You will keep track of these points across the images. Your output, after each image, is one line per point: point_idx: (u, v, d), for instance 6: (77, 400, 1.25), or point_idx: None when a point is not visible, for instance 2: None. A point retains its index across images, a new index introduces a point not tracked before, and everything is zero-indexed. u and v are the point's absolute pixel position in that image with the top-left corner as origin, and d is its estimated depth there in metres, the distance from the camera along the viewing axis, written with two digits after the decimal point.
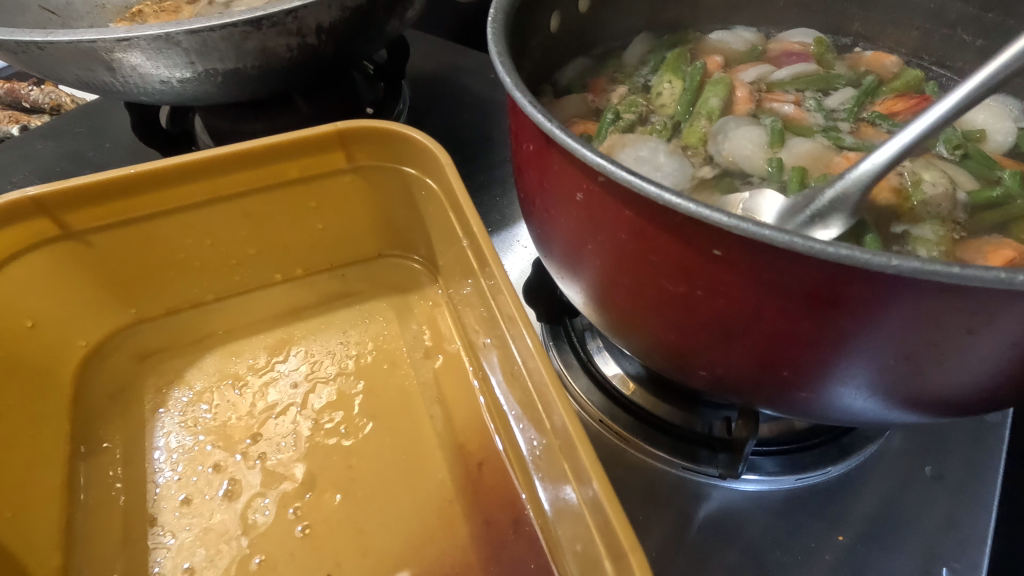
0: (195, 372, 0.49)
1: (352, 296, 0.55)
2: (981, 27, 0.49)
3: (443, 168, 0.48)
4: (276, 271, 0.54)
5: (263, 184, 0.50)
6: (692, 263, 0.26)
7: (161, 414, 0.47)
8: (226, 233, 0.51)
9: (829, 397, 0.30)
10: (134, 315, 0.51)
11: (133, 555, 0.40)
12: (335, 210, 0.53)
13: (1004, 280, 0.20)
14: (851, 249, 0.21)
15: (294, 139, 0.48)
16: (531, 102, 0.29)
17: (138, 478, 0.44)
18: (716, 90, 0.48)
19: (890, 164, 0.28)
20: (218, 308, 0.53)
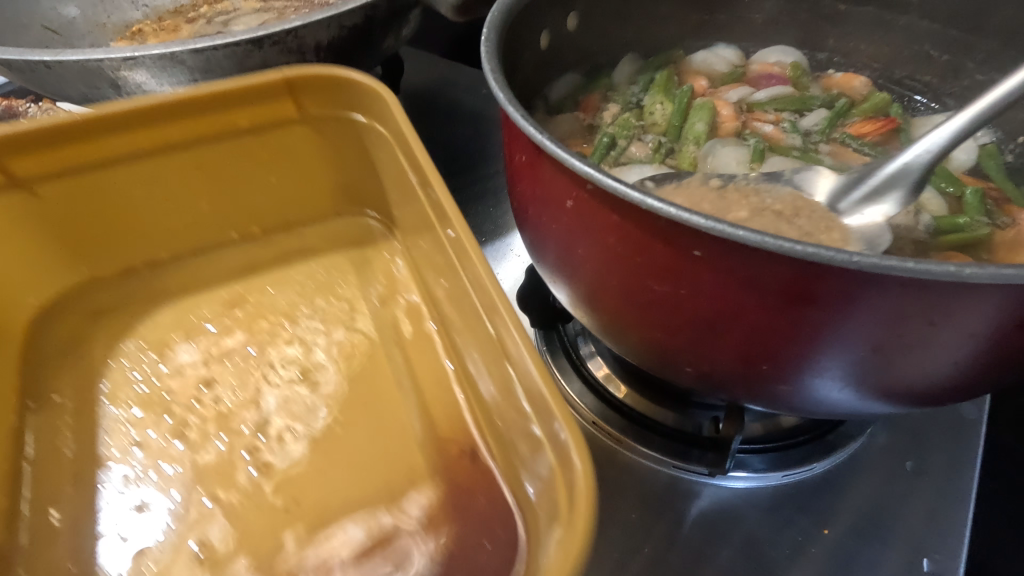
0: (150, 328, 0.52)
1: (309, 250, 0.58)
2: (947, 43, 0.52)
3: (388, 109, 0.50)
4: (231, 228, 0.57)
5: (213, 135, 0.52)
6: (674, 262, 0.28)
7: (116, 367, 0.49)
8: (178, 188, 0.53)
9: (807, 389, 0.31)
10: (87, 274, 0.53)
11: (81, 498, 0.43)
12: (287, 164, 0.56)
13: (954, 273, 0.22)
14: (818, 247, 0.23)
15: (240, 88, 0.49)
16: (523, 116, 0.31)
17: (88, 429, 0.46)
18: (700, 115, 0.51)
19: (950, 143, 0.33)
20: (174, 266, 0.56)
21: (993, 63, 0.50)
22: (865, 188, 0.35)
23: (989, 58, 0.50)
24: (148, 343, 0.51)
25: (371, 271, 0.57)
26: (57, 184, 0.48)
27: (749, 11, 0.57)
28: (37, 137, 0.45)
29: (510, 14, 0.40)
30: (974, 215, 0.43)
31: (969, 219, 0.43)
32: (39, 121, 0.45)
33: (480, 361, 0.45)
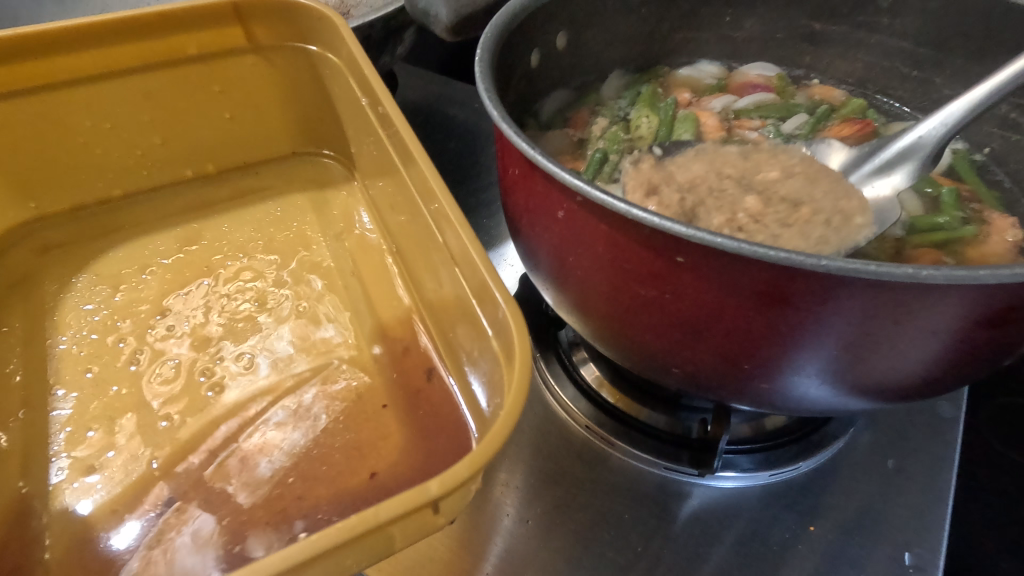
0: (104, 263, 0.57)
1: (267, 190, 0.63)
2: (917, 60, 0.54)
3: (336, 33, 0.56)
4: (186, 166, 0.62)
5: (164, 60, 0.56)
6: (660, 268, 0.30)
7: (71, 299, 0.54)
8: (131, 116, 0.57)
9: (788, 387, 0.33)
10: (35, 211, 0.57)
11: (32, 419, 0.47)
12: (239, 100, 0.61)
13: (913, 274, 0.24)
14: (790, 252, 0.25)
15: (187, 10, 0.55)
16: (517, 133, 0.33)
17: (39, 358, 0.50)
18: (686, 126, 0.53)
19: (952, 125, 0.39)
20: (128, 204, 0.60)
21: (960, 77, 0.53)
22: (872, 161, 0.43)
23: (956, 74, 0.53)
24: (101, 277, 0.56)
25: (330, 212, 0.62)
26: (13, 104, 0.53)
27: (731, 29, 0.59)
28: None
29: (501, 36, 0.42)
30: (948, 211, 0.46)
31: (949, 218, 0.45)
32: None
33: (446, 306, 0.48)
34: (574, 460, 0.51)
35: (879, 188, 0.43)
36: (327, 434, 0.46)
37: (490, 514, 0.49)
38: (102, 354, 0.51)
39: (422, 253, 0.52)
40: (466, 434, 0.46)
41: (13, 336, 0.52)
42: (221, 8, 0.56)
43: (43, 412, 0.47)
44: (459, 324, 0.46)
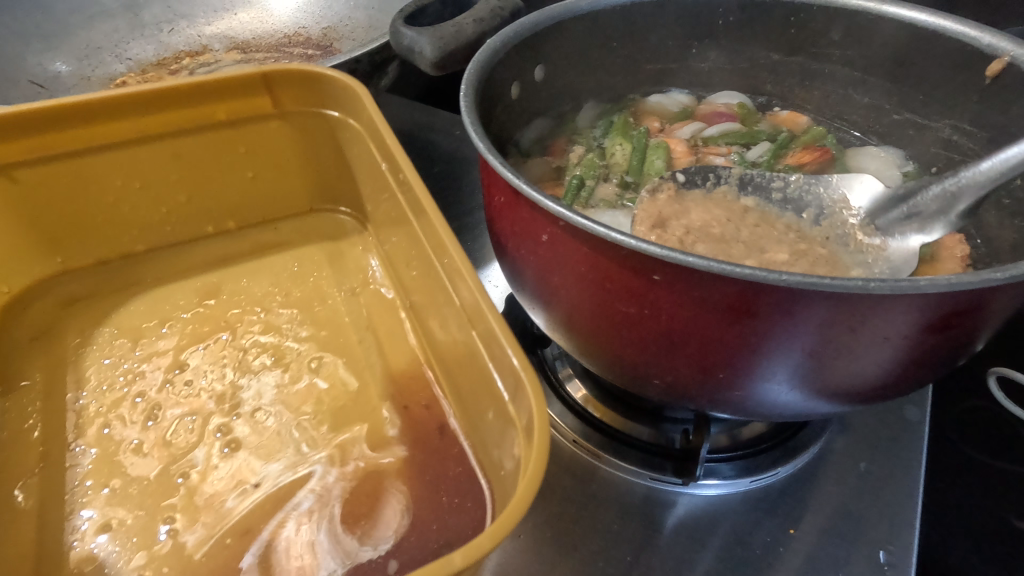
0: (124, 315, 0.59)
1: (284, 244, 0.66)
2: (866, 88, 0.58)
3: (356, 99, 0.59)
4: (208, 222, 0.64)
5: (194, 125, 0.60)
6: (638, 286, 0.33)
7: (92, 352, 0.56)
8: (159, 175, 0.60)
9: (759, 393, 0.36)
10: (61, 264, 0.60)
11: (51, 472, 0.48)
12: (261, 159, 0.64)
13: (861, 286, 0.27)
14: (753, 268, 0.28)
15: (220, 80, 0.58)
16: (501, 163, 0.36)
17: (58, 409, 0.52)
18: (658, 153, 0.57)
19: (992, 176, 0.36)
20: (149, 258, 0.63)
21: (907, 104, 0.56)
22: (900, 209, 0.42)
23: (904, 101, 0.56)
24: (121, 330, 0.57)
25: (346, 263, 0.65)
26: (48, 167, 0.56)
27: (698, 60, 0.62)
28: (32, 120, 0.53)
29: (484, 72, 0.45)
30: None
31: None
32: (43, 102, 0.53)
33: (451, 343, 0.51)
34: (564, 475, 0.53)
35: (911, 240, 0.42)
36: (330, 470, 0.48)
37: None
38: (120, 414, 0.51)
39: (433, 304, 0.54)
40: (475, 478, 0.48)
41: (32, 390, 0.53)
42: (251, 78, 0.60)
43: (60, 468, 0.48)
44: (470, 372, 0.48)
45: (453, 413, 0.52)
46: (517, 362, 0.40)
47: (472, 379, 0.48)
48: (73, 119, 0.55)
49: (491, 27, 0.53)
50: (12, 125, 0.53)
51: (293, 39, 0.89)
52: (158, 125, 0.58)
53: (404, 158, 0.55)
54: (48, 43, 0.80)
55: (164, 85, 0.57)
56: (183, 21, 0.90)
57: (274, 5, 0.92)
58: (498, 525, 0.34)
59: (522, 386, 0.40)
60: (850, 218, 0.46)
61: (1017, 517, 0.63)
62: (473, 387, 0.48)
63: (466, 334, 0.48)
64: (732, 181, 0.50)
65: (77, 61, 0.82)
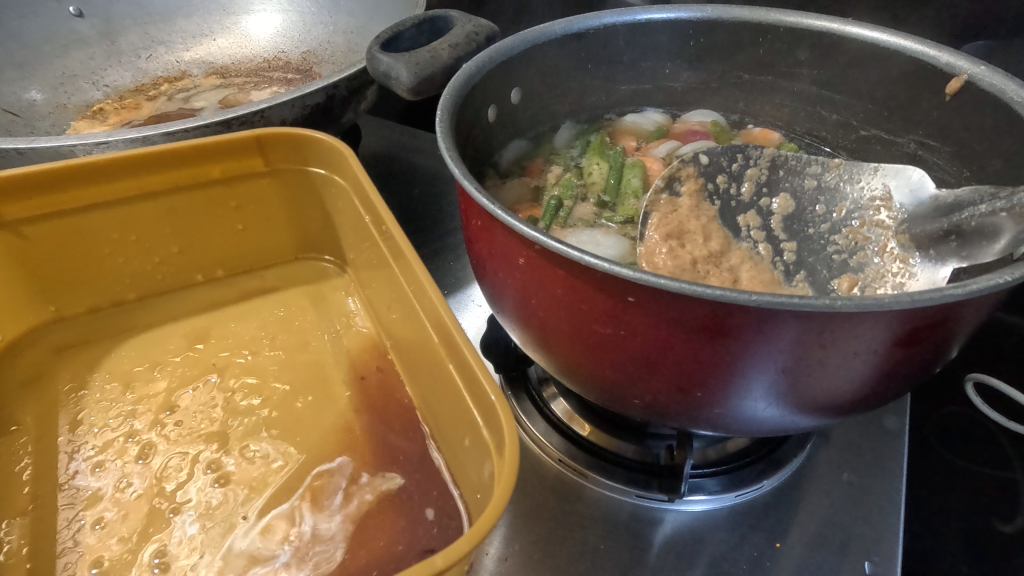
0: (114, 361, 0.57)
1: (271, 290, 0.65)
2: (834, 105, 0.59)
3: (343, 158, 0.58)
4: (196, 271, 0.64)
5: (187, 183, 0.59)
6: (613, 308, 0.33)
7: (89, 398, 0.55)
8: (151, 229, 0.60)
9: (737, 410, 0.36)
10: (54, 313, 0.59)
11: (43, 507, 0.47)
12: (251, 211, 0.63)
13: (828, 304, 0.28)
14: (727, 290, 0.28)
15: (215, 142, 0.58)
16: (477, 189, 0.36)
17: (49, 450, 0.51)
18: (634, 171, 0.58)
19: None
20: (139, 305, 0.62)
21: (872, 122, 0.58)
22: (944, 222, 0.43)
23: (869, 118, 0.58)
24: (113, 376, 0.56)
25: (329, 306, 0.64)
26: (44, 224, 0.55)
27: (671, 80, 0.63)
28: (31, 180, 0.53)
29: (460, 97, 0.45)
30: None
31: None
32: (41, 166, 0.52)
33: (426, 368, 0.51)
34: (550, 495, 0.53)
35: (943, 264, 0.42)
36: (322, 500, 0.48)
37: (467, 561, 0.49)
38: (111, 455, 0.50)
39: (412, 336, 0.54)
40: (454, 503, 0.47)
41: (22, 435, 0.52)
42: (245, 141, 0.59)
43: (52, 507, 0.47)
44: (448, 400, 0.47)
45: (433, 440, 0.51)
46: (493, 394, 0.40)
47: (448, 406, 0.48)
48: (71, 179, 0.54)
49: (466, 53, 0.54)
50: (12, 187, 0.52)
51: (272, 63, 0.91)
52: (153, 184, 0.58)
53: (388, 211, 0.55)
54: (22, 71, 0.79)
55: (161, 147, 0.56)
56: (160, 47, 0.90)
57: (253, 30, 0.92)
58: (476, 527, 0.34)
59: (495, 411, 0.40)
60: (888, 219, 0.48)
61: (1000, 521, 0.63)
62: (450, 413, 0.47)
63: (439, 368, 0.48)
64: (762, 163, 0.51)
65: (52, 89, 0.81)
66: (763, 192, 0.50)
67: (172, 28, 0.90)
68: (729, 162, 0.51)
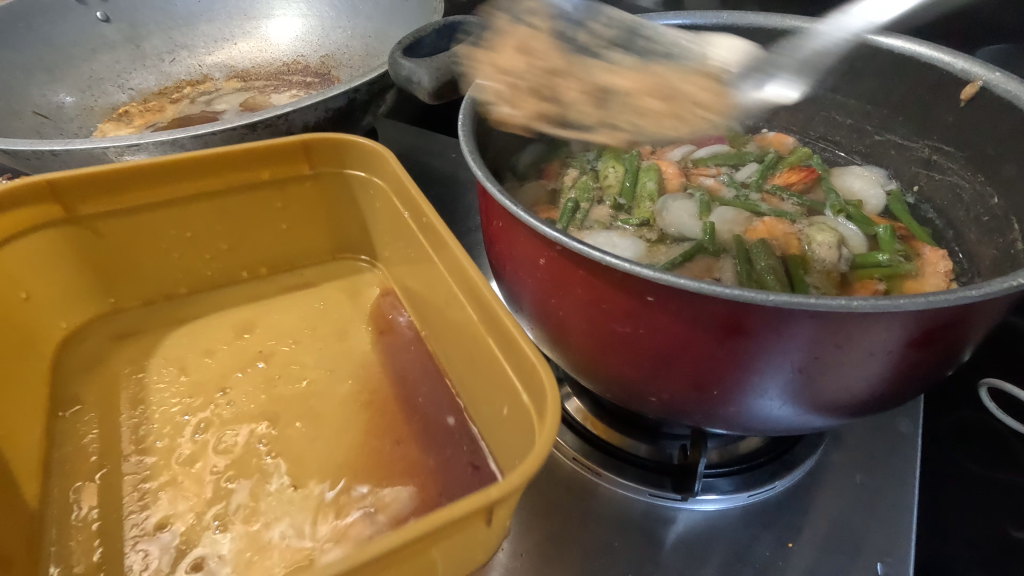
0: (168, 348, 0.59)
1: (310, 289, 0.65)
2: (849, 110, 0.60)
3: (383, 159, 0.59)
4: (242, 267, 0.65)
5: (239, 184, 0.60)
6: (633, 307, 0.34)
7: (148, 381, 0.56)
8: (204, 227, 0.61)
9: (752, 408, 0.37)
10: (112, 304, 0.61)
11: (73, 492, 0.49)
12: (296, 212, 0.64)
13: (846, 305, 0.28)
14: (745, 290, 0.29)
15: (268, 146, 0.58)
16: (499, 190, 0.37)
17: (113, 425, 0.53)
18: (650, 175, 0.58)
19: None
20: (189, 300, 0.63)
21: (886, 126, 0.58)
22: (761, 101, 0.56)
23: (884, 123, 0.58)
24: (170, 358, 0.58)
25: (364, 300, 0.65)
26: (108, 219, 0.57)
27: None
28: (99, 178, 0.54)
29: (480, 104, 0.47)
30: (863, 230, 0.53)
31: (889, 256, 0.50)
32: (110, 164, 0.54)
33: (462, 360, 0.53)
34: (566, 493, 0.54)
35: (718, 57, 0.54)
36: (341, 489, 0.48)
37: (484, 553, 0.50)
38: (136, 443, 0.52)
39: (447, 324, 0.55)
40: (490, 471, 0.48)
41: (87, 412, 0.54)
42: (294, 146, 0.59)
43: (118, 476, 0.49)
44: (487, 383, 0.48)
45: (470, 418, 0.52)
46: (535, 358, 0.40)
47: (484, 376, 0.49)
48: (134, 178, 0.56)
49: None
50: (82, 183, 0.54)
51: (291, 67, 0.93)
52: (210, 184, 0.59)
53: (428, 204, 0.55)
54: (52, 74, 0.81)
55: (219, 149, 0.57)
56: (184, 51, 0.92)
57: (273, 35, 0.94)
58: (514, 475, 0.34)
59: (540, 381, 0.39)
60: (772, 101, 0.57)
61: (1012, 527, 0.62)
62: (489, 386, 0.48)
63: (477, 346, 0.48)
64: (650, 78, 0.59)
65: (81, 91, 0.84)
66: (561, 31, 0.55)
67: (195, 32, 0.93)
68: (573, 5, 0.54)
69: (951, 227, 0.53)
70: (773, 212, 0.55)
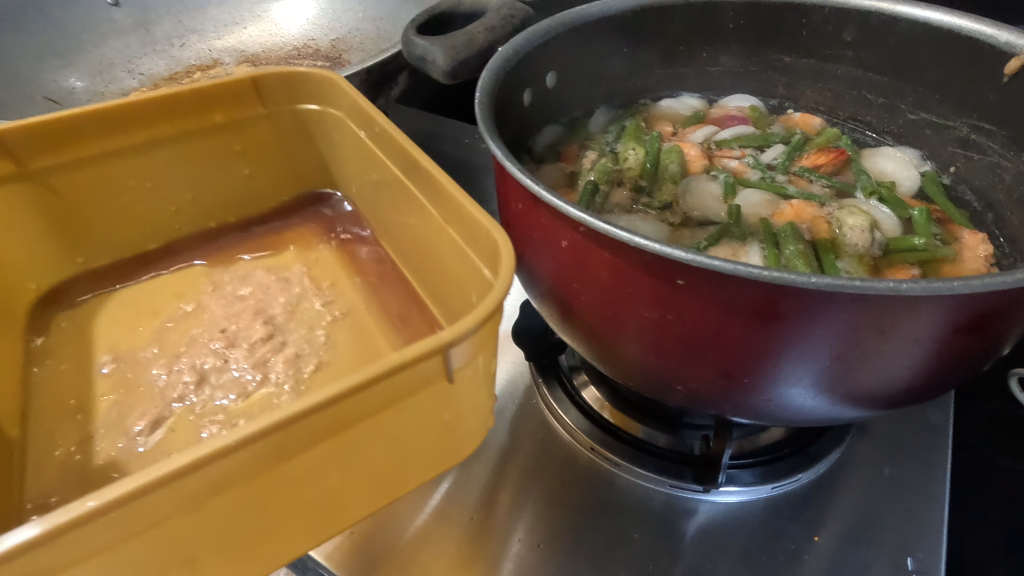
0: (139, 298, 0.56)
1: (285, 228, 0.63)
2: (881, 88, 0.57)
3: (332, 83, 0.55)
4: (210, 218, 0.61)
5: (197, 128, 0.56)
6: (662, 291, 0.32)
7: (121, 327, 0.54)
8: (164, 175, 0.57)
9: (783, 398, 0.35)
10: (82, 264, 0.57)
11: (71, 452, 0.46)
12: (258, 155, 0.60)
13: (894, 288, 0.27)
14: (784, 272, 0.28)
15: (216, 84, 0.55)
16: (519, 169, 0.36)
17: (84, 377, 0.51)
18: (671, 157, 0.55)
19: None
20: (159, 256, 0.59)
21: (921, 104, 0.56)
22: None
23: (918, 101, 0.56)
24: (147, 307, 0.56)
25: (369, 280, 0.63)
26: (66, 173, 0.53)
27: (709, 64, 0.62)
28: (46, 128, 0.50)
29: (497, 79, 0.45)
30: (897, 213, 0.52)
31: (925, 240, 0.48)
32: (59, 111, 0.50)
33: (456, 307, 0.51)
34: (583, 483, 0.53)
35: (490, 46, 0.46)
36: None
37: (499, 542, 0.49)
38: (137, 400, 0.49)
39: (420, 243, 0.53)
40: None
41: (60, 364, 0.52)
42: (241, 83, 0.56)
43: (95, 420, 0.48)
44: (461, 292, 0.49)
45: (440, 323, 0.54)
46: (487, 225, 0.41)
47: (450, 271, 0.49)
48: (85, 128, 0.52)
49: (501, 37, 0.53)
50: (30, 135, 0.50)
51: (302, 50, 0.87)
52: (164, 129, 0.55)
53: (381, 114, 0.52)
54: (63, 60, 0.80)
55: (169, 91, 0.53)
56: (193, 36, 0.89)
57: (283, 21, 0.90)
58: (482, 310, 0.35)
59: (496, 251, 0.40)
60: None
61: None
62: (457, 281, 0.48)
63: (444, 239, 0.48)
64: None
65: (92, 76, 0.81)
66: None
67: (204, 17, 0.90)
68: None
69: (991, 209, 0.52)
70: (800, 194, 0.53)
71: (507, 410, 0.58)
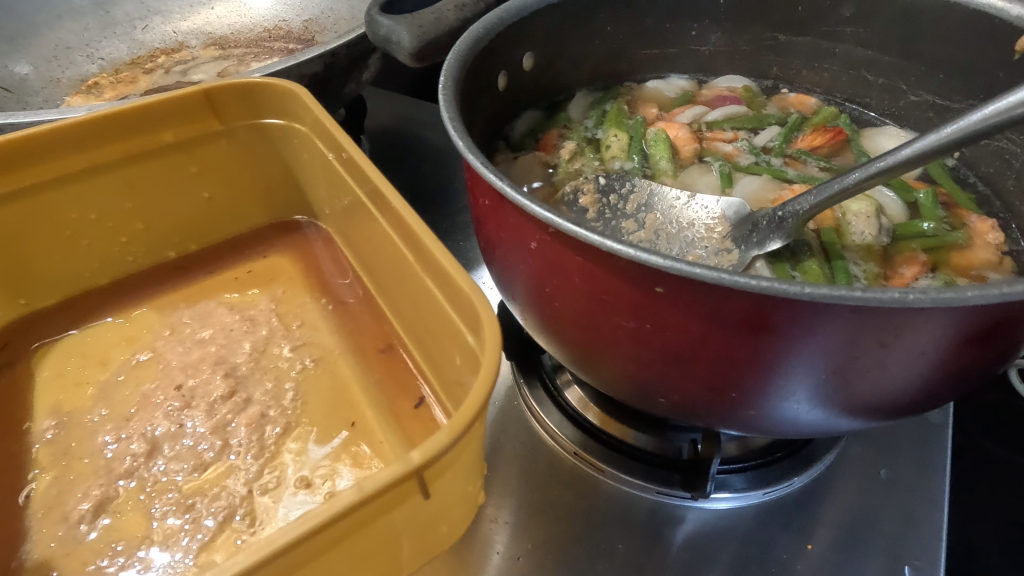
0: (86, 346, 0.52)
1: (251, 259, 0.59)
2: (882, 68, 0.54)
3: (297, 99, 0.52)
4: (168, 247, 0.57)
5: (144, 151, 0.52)
6: (640, 299, 0.29)
7: (63, 383, 0.50)
8: (114, 203, 0.53)
9: (775, 411, 0.32)
10: (24, 306, 0.53)
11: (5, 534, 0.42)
12: (216, 177, 0.57)
13: (900, 299, 0.24)
14: (770, 281, 0.25)
15: (164, 101, 0.51)
16: (484, 163, 0.32)
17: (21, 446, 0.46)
18: (660, 150, 0.52)
19: None
20: (110, 292, 0.55)
21: (924, 84, 0.52)
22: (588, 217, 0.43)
23: (921, 80, 0.52)
24: (92, 358, 0.51)
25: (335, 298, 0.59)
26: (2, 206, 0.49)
27: (698, 43, 0.59)
28: None
29: (467, 62, 0.41)
30: (902, 195, 0.49)
31: (933, 225, 0.45)
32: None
33: (431, 350, 0.47)
34: (562, 487, 0.50)
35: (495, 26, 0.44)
36: None
37: (479, 550, 0.47)
38: (82, 474, 0.44)
39: (399, 287, 0.49)
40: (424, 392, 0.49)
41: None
42: (192, 98, 0.52)
43: (27, 503, 0.43)
44: (442, 344, 0.45)
45: (421, 374, 0.50)
46: (473, 296, 0.37)
47: (426, 318, 0.46)
48: (19, 154, 0.47)
49: (475, 14, 0.49)
50: None
51: (272, 32, 0.82)
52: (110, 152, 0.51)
53: (346, 135, 0.49)
54: (14, 44, 0.75)
55: (110, 109, 0.50)
56: (156, 17, 0.83)
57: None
58: (455, 421, 0.32)
59: (476, 315, 0.37)
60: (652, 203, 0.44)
61: None
62: (437, 336, 0.45)
63: (420, 288, 0.45)
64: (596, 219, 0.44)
65: (45, 62, 0.76)
66: (609, 212, 0.44)
67: None
68: (619, 183, 0.46)
69: (997, 196, 0.49)
70: (800, 178, 0.50)
71: (489, 414, 0.55)
